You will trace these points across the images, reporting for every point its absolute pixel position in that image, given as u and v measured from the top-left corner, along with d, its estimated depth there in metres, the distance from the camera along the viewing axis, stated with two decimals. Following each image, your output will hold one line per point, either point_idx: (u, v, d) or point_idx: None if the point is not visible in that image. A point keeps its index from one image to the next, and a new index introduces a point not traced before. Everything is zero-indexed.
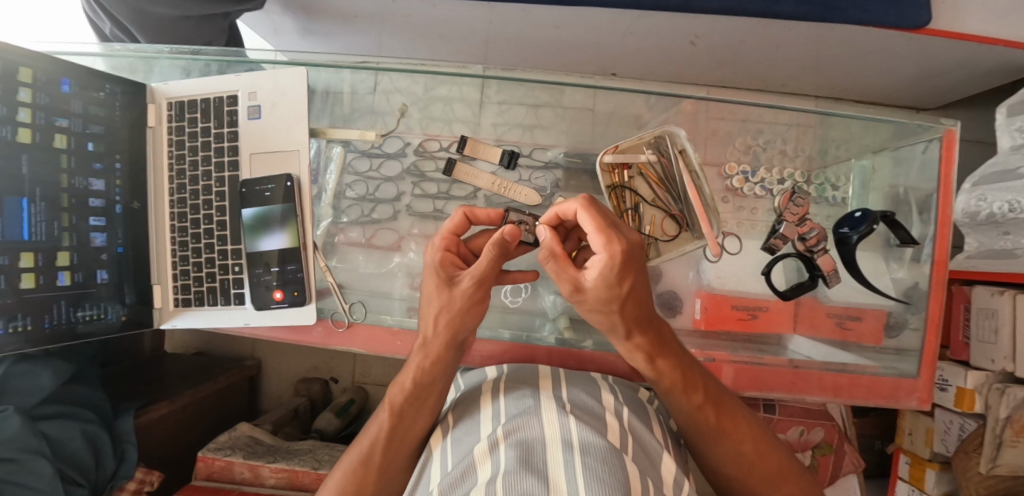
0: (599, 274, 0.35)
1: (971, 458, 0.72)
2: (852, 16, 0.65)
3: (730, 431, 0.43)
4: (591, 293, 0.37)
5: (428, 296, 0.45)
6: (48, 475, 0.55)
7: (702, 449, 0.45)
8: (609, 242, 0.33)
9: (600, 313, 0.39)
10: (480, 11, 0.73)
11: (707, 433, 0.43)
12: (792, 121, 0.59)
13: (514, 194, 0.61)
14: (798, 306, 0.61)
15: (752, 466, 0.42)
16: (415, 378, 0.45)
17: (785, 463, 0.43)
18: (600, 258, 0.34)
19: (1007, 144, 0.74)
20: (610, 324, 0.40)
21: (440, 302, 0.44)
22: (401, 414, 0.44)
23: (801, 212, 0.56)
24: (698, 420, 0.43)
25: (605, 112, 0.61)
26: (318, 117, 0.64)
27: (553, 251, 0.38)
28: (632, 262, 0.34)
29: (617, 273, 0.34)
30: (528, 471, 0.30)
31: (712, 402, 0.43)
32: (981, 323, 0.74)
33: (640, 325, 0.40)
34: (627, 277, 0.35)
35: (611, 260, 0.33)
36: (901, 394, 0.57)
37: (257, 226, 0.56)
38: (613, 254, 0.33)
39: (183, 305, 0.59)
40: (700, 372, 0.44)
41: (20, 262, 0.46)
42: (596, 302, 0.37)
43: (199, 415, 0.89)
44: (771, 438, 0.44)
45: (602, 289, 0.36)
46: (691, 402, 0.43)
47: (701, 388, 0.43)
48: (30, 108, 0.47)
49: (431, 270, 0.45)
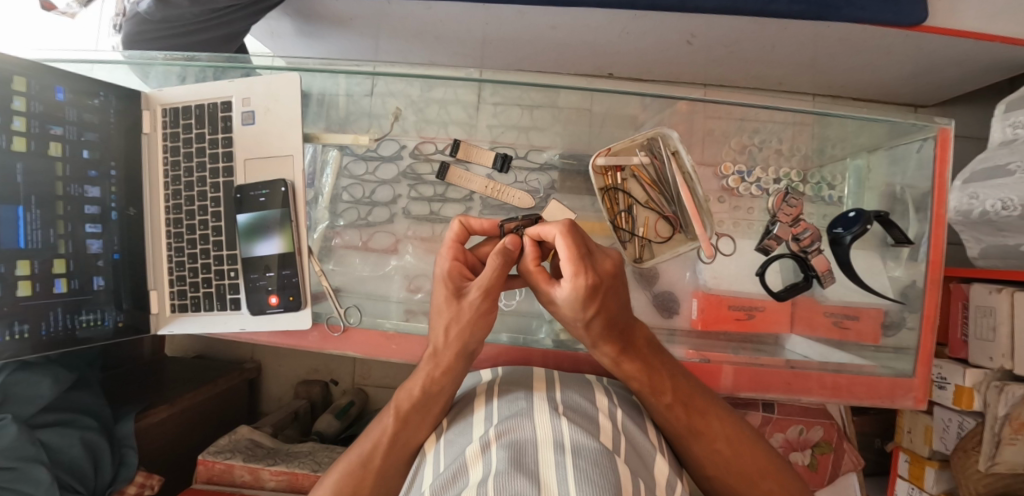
0: (567, 297, 0.38)
1: (970, 457, 0.72)
2: (848, 14, 0.64)
3: (703, 428, 0.43)
4: (560, 307, 0.40)
5: (438, 306, 0.45)
6: (43, 482, 0.54)
7: (680, 449, 0.45)
8: (576, 274, 0.36)
9: (571, 324, 0.42)
10: (475, 12, 0.73)
11: (678, 432, 0.44)
12: (788, 120, 0.59)
13: (507, 197, 0.61)
14: (795, 306, 0.60)
15: (728, 462, 0.42)
16: (424, 386, 0.44)
17: (759, 457, 0.43)
18: (565, 286, 0.37)
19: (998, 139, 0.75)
20: (580, 334, 0.43)
21: (449, 313, 0.44)
22: (407, 420, 0.44)
23: (795, 212, 0.57)
24: (669, 419, 0.44)
25: (601, 113, 0.60)
26: (313, 122, 0.63)
27: (532, 270, 0.42)
28: (595, 295, 0.37)
29: (580, 300, 0.37)
30: (518, 472, 0.30)
31: (682, 401, 0.44)
32: (978, 321, 0.73)
33: (608, 338, 0.42)
34: (592, 305, 0.37)
35: (575, 291, 0.36)
36: (897, 394, 0.56)
37: (251, 232, 0.56)
38: (576, 286, 0.36)
39: (179, 310, 0.59)
40: (667, 373, 0.44)
41: (17, 270, 0.46)
42: (564, 314, 0.41)
43: (198, 419, 0.90)
44: (747, 433, 0.44)
45: (569, 308, 0.39)
46: (661, 402, 0.44)
47: (669, 388, 0.44)
48: (24, 116, 0.47)
49: (440, 281, 0.45)
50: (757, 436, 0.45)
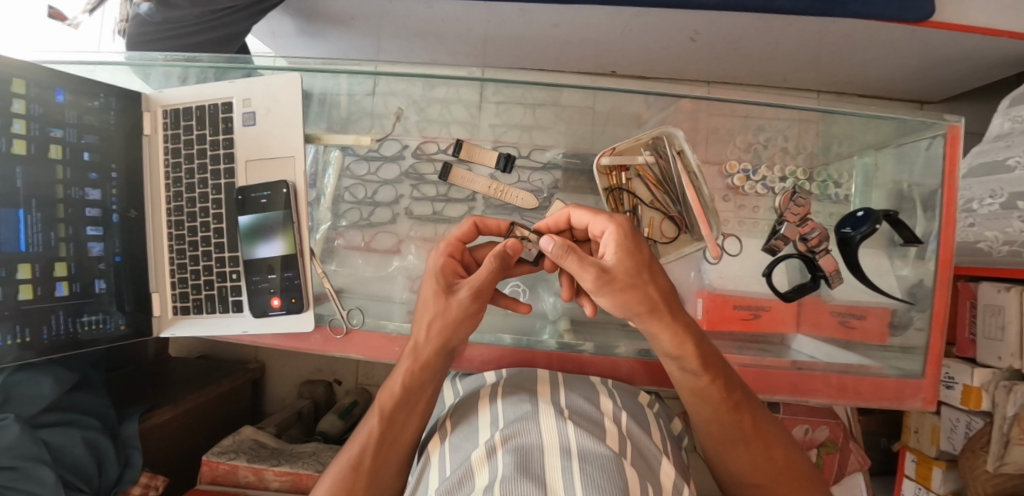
0: (618, 242, 0.40)
1: (977, 457, 0.72)
2: (853, 10, 0.63)
3: (759, 435, 0.43)
4: (617, 266, 0.39)
5: (424, 300, 0.45)
6: (48, 481, 0.54)
7: (724, 455, 0.44)
8: (613, 216, 0.42)
9: (634, 291, 0.39)
10: (476, 11, 0.72)
11: (740, 435, 0.42)
12: (793, 118, 0.58)
13: (509, 197, 0.61)
14: (801, 306, 0.60)
15: (780, 473, 0.41)
16: (404, 383, 0.44)
17: (803, 470, 0.42)
18: (611, 232, 0.40)
19: (996, 130, 0.79)
20: (647, 303, 0.39)
21: (434, 308, 0.44)
22: (391, 419, 0.44)
23: (802, 212, 0.55)
24: (730, 423, 0.42)
25: (605, 112, 0.60)
26: (314, 122, 0.63)
27: (567, 246, 0.38)
28: (637, 233, 0.41)
29: (630, 240, 0.40)
30: (525, 477, 0.29)
31: (745, 402, 0.43)
32: (986, 320, 0.73)
33: (673, 302, 0.41)
34: (640, 244, 0.41)
35: (622, 226, 0.40)
36: (905, 396, 0.56)
37: (252, 235, 0.56)
38: (620, 224, 0.41)
39: (181, 313, 0.59)
40: (732, 373, 0.44)
41: (17, 274, 0.46)
42: (626, 273, 0.39)
43: (202, 419, 0.90)
44: (790, 443, 0.44)
45: (626, 254, 0.39)
46: (729, 401, 0.42)
47: (733, 385, 0.43)
48: (24, 119, 0.47)
49: (431, 275, 0.45)
50: (795, 446, 0.44)
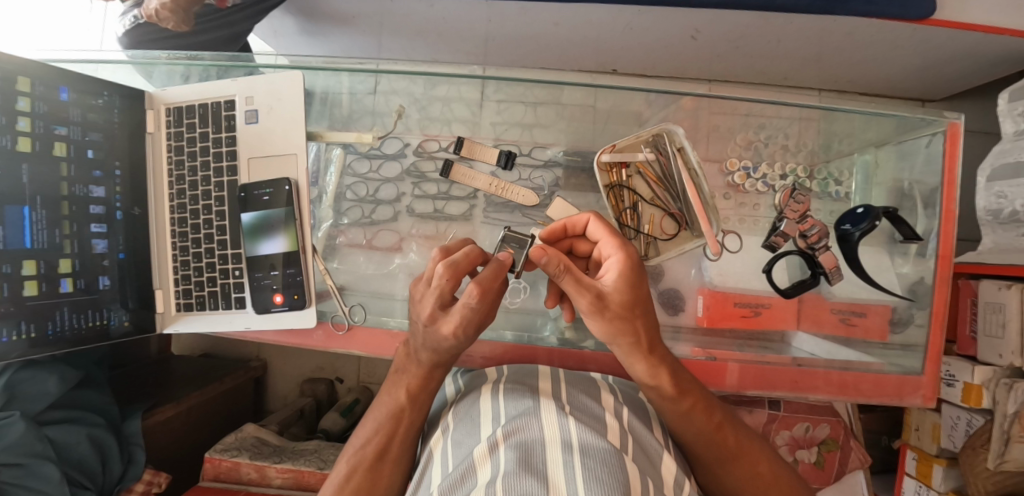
0: (622, 274, 0.36)
1: (978, 455, 0.71)
2: (854, 8, 0.64)
3: (744, 451, 0.43)
4: (614, 296, 0.35)
5: (457, 334, 0.38)
6: (52, 477, 0.55)
7: (714, 474, 0.44)
8: (622, 245, 0.38)
9: (623, 322, 0.36)
10: (478, 9, 0.72)
11: (726, 455, 0.43)
12: (794, 116, 0.59)
13: (511, 195, 0.61)
14: (802, 304, 0.60)
15: (770, 488, 0.42)
16: (433, 373, 0.44)
17: (788, 481, 0.43)
18: (617, 262, 0.37)
19: (1011, 129, 0.79)
20: (632, 335, 0.37)
21: (468, 337, 0.39)
22: (415, 401, 0.45)
23: (802, 208, 0.55)
24: (716, 443, 0.43)
25: (605, 110, 0.60)
26: (317, 120, 0.64)
27: (565, 266, 0.33)
28: (642, 267, 0.37)
29: (634, 273, 0.36)
30: (528, 472, 0.29)
31: (727, 422, 0.44)
32: (987, 317, 0.73)
33: (658, 336, 0.39)
34: (642, 279, 0.37)
35: (630, 258, 0.37)
36: (905, 391, 0.56)
37: (256, 231, 0.56)
38: (629, 255, 0.37)
39: (185, 310, 0.59)
40: (710, 394, 0.45)
41: (23, 270, 0.47)
42: (620, 305, 0.35)
43: (204, 417, 0.90)
44: (774, 457, 0.45)
45: (627, 287, 0.35)
46: (712, 421, 0.43)
47: (713, 408, 0.44)
48: (29, 116, 0.48)
49: (469, 313, 0.36)
50: (779, 458, 0.45)
